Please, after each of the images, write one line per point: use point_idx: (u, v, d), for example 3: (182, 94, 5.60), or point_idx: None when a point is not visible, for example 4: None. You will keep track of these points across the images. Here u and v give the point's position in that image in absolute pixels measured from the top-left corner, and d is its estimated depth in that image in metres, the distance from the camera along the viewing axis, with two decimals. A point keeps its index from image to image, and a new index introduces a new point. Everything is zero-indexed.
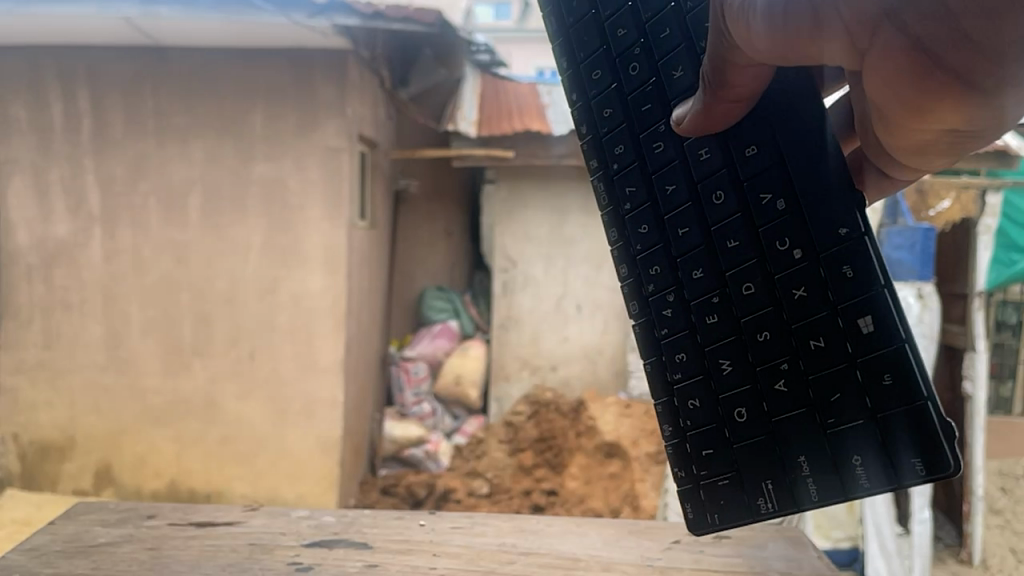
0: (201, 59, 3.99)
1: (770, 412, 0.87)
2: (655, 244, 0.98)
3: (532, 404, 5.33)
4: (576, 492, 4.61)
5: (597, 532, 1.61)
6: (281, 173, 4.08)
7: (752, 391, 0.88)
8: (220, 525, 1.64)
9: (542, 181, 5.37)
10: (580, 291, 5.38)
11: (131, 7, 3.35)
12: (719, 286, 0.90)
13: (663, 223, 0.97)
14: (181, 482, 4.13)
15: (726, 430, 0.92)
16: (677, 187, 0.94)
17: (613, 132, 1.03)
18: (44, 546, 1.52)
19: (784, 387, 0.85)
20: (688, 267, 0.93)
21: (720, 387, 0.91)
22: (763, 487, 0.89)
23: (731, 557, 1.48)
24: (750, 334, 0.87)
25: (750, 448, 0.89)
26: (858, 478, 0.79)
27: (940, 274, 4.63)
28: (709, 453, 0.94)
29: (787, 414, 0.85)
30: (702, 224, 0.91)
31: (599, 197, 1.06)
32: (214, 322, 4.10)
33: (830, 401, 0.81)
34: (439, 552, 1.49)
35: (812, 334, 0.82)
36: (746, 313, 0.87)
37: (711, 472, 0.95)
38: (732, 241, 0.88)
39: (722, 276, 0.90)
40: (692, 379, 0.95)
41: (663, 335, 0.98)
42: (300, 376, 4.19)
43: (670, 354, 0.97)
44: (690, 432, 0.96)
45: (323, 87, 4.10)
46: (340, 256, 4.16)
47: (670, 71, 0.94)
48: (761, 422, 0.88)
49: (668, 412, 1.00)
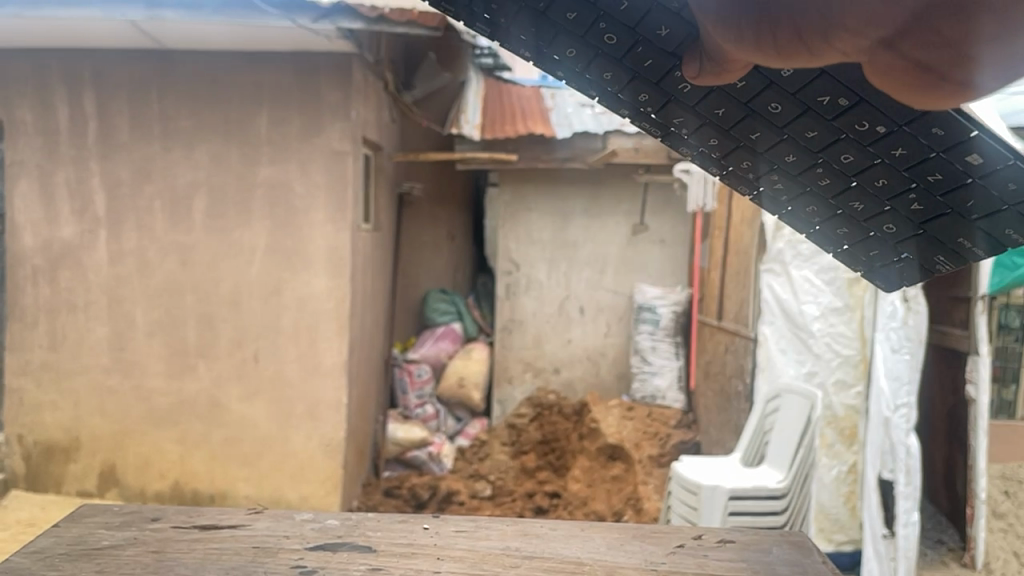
0: (207, 62, 4.00)
1: (916, 218, 1.00)
2: (738, 145, 1.06)
3: (535, 407, 5.41)
4: (580, 494, 4.54)
5: (601, 536, 1.62)
6: (287, 178, 4.00)
7: (893, 210, 1.01)
8: (224, 528, 1.66)
9: (548, 184, 5.37)
10: (583, 294, 5.43)
11: (136, 11, 3.36)
12: (820, 158, 1.00)
13: (733, 134, 1.04)
14: (185, 483, 4.20)
15: (885, 237, 1.07)
16: (727, 110, 1.00)
17: (626, 85, 1.06)
18: (48, 549, 1.53)
19: (919, 204, 0.97)
20: (783, 153, 1.03)
21: (863, 214, 1.05)
22: (937, 259, 1.04)
23: (736, 561, 1.49)
24: (869, 180, 0.99)
25: (910, 241, 1.04)
26: (1017, 243, 0.93)
27: (945, 278, 4.63)
28: (877, 253, 1.10)
29: (933, 218, 0.98)
30: (776, 126, 0.99)
31: (654, 129, 1.12)
32: (219, 324, 4.12)
33: (965, 204, 0.93)
34: (444, 555, 1.50)
35: (926, 173, 0.92)
36: (860, 169, 0.98)
37: (884, 261, 1.11)
38: (811, 132, 0.96)
39: (819, 152, 0.99)
40: (836, 215, 1.08)
41: (788, 197, 1.10)
42: (304, 379, 4.10)
43: (799, 205, 1.11)
44: (851, 246, 1.12)
45: (329, 90, 3.95)
46: (344, 261, 4.03)
47: (655, 29, 0.93)
48: (911, 226, 1.02)
49: (826, 242, 1.14)
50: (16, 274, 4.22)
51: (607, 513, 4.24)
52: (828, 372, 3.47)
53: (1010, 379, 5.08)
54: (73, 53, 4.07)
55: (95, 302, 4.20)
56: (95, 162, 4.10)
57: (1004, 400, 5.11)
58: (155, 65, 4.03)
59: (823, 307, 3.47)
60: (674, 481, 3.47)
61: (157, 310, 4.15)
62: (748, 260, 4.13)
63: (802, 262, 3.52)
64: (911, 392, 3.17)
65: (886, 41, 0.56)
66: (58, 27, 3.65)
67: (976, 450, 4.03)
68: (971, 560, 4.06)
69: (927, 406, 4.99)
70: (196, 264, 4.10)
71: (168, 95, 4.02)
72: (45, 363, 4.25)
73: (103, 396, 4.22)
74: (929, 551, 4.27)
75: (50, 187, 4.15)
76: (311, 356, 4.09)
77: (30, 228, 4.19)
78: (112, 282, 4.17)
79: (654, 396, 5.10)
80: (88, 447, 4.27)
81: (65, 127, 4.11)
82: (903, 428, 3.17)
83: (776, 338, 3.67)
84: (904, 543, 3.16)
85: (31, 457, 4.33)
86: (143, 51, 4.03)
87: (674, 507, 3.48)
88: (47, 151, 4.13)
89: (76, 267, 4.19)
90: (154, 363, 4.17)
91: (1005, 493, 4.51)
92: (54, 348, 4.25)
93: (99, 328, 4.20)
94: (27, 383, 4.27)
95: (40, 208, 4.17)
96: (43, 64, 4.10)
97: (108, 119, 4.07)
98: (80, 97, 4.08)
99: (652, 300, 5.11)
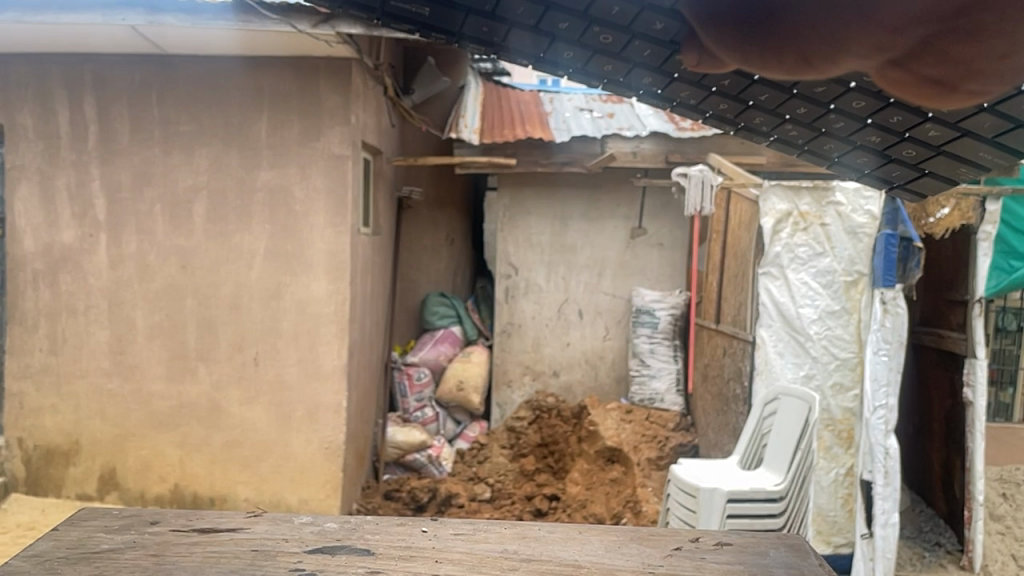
0: (207, 67, 4.02)
1: (927, 140, 1.17)
2: (753, 105, 1.22)
3: (534, 409, 5.40)
4: (579, 497, 4.55)
5: (598, 539, 1.64)
6: (288, 182, 4.02)
7: (904, 137, 1.18)
8: (223, 531, 1.67)
9: (547, 189, 5.39)
10: (582, 297, 5.46)
11: (137, 16, 3.39)
12: (830, 109, 1.16)
13: (746, 98, 1.20)
14: (185, 486, 4.22)
15: (903, 156, 1.24)
16: (734, 81, 1.16)
17: (632, 74, 1.19)
18: (47, 553, 1.54)
19: (929, 130, 1.13)
20: (795, 108, 1.19)
21: (878, 142, 1.22)
22: (954, 165, 1.22)
23: (732, 564, 1.51)
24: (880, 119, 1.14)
25: (929, 156, 1.21)
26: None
27: (942, 281, 4.66)
28: (898, 169, 1.28)
29: (944, 138, 1.15)
30: (784, 89, 1.15)
31: (669, 102, 1.28)
32: (219, 328, 4.14)
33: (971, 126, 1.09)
34: (441, 558, 1.52)
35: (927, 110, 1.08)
36: (868, 113, 1.14)
37: (908, 173, 1.29)
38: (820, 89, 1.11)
39: (828, 104, 1.15)
40: (855, 146, 1.25)
41: (808, 139, 1.27)
42: (304, 382, 4.11)
43: (815, 143, 1.28)
44: (875, 166, 1.30)
45: (329, 95, 3.96)
46: (344, 265, 4.05)
47: (650, 25, 1.02)
48: (924, 146, 1.19)
49: (849, 166, 1.32)
50: (17, 278, 4.25)
51: (606, 516, 4.26)
52: (825, 377, 3.55)
53: (1007, 381, 5.12)
54: (74, 57, 4.10)
55: (96, 306, 4.22)
56: (95, 166, 4.12)
57: (1001, 403, 5.15)
58: (155, 70, 4.05)
59: (820, 311, 3.53)
60: (672, 483, 3.50)
61: (157, 314, 4.17)
62: (745, 263, 4.15)
63: (800, 265, 3.57)
64: (890, 394, 3.25)
65: (897, 62, 0.55)
66: (59, 32, 3.67)
67: (972, 453, 4.05)
68: (968, 563, 4.06)
69: (926, 409, 4.99)
70: (196, 268, 4.12)
71: (168, 99, 4.04)
72: (46, 367, 4.27)
73: (103, 399, 4.24)
74: (927, 554, 4.28)
75: (51, 192, 4.18)
76: (311, 360, 4.10)
77: (31, 231, 4.22)
78: (112, 285, 4.19)
79: (652, 398, 5.11)
80: (88, 450, 4.28)
81: (66, 131, 4.13)
82: (882, 430, 3.26)
83: (773, 341, 3.65)
84: (882, 545, 3.23)
85: (31, 461, 4.35)
86: (143, 56, 4.05)
87: (672, 510, 3.50)
88: (48, 156, 4.16)
89: (76, 271, 4.21)
90: (154, 366, 4.19)
91: (1003, 495, 4.59)
92: (54, 352, 4.26)
93: (100, 332, 4.22)
94: (28, 386, 4.29)
95: (41, 213, 4.20)
96: (45, 69, 4.13)
97: (109, 124, 4.09)
98: (81, 102, 4.10)
99: (650, 303, 5.13)
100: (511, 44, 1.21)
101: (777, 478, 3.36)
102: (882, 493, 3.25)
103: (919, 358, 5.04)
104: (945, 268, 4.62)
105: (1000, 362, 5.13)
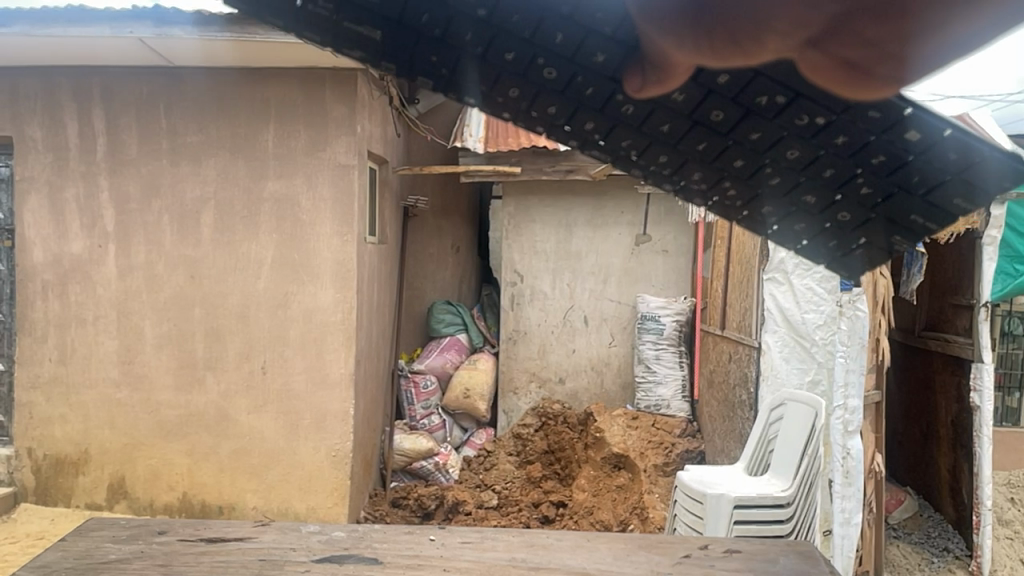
0: (215, 78, 4.05)
1: (842, 189, 0.87)
2: (709, 148, 0.89)
3: (539, 416, 5.36)
4: (585, 504, 4.56)
5: (607, 546, 1.65)
6: (294, 191, 4.05)
7: (816, 182, 0.87)
8: (230, 541, 1.69)
9: (548, 197, 5.41)
10: (586, 302, 5.45)
11: (146, 29, 3.44)
12: (695, 120, 0.85)
13: (722, 148, 0.88)
14: (193, 495, 4.24)
15: (826, 210, 0.90)
16: (708, 143, 0.88)
17: (688, 164, 0.92)
18: (55, 563, 1.56)
19: (830, 172, 0.85)
20: (707, 117, 0.85)
21: (816, 205, 0.90)
22: (804, 189, 0.89)
23: (744, 571, 1.52)
24: (706, 119, 0.85)
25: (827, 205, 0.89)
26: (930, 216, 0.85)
27: (945, 285, 4.65)
28: (777, 210, 0.93)
29: (861, 185, 0.85)
30: (735, 127, 0.85)
31: (669, 181, 0.96)
32: (227, 338, 4.17)
33: (748, 135, 0.85)
34: (449, 566, 1.54)
35: (708, 112, 0.84)
36: (689, 111, 0.84)
37: (749, 181, 0.91)
38: (665, 124, 0.87)
39: (728, 131, 0.86)
40: (722, 148, 0.88)
41: (694, 145, 0.89)
42: (312, 391, 4.13)
43: (652, 123, 0.88)
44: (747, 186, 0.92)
45: (334, 106, 3.99)
46: (350, 273, 4.07)
47: (591, 56, 0.79)
48: (809, 150, 0.84)
49: (719, 208, 0.97)
50: (26, 289, 4.29)
51: (613, 522, 4.26)
52: (830, 381, 3.53)
53: (1013, 386, 5.14)
54: (82, 73, 4.13)
55: (105, 316, 4.25)
56: (104, 178, 4.17)
57: (1008, 408, 5.19)
58: (164, 83, 4.09)
59: (824, 316, 3.51)
60: (678, 489, 3.53)
61: (166, 324, 4.21)
62: (750, 269, 4.15)
63: (804, 271, 3.54)
64: (848, 394, 3.46)
65: (815, 41, 0.56)
66: (71, 45, 3.73)
67: (979, 458, 4.05)
68: (977, 567, 4.05)
69: (932, 414, 4.99)
70: (203, 277, 4.15)
71: (176, 111, 4.08)
72: (55, 377, 4.31)
73: (112, 409, 4.28)
74: (935, 559, 4.27)
75: (59, 203, 4.22)
76: (318, 368, 4.12)
77: (39, 242, 4.25)
78: (121, 296, 4.22)
79: (658, 405, 5.10)
80: (97, 460, 4.31)
81: (75, 143, 4.17)
82: (840, 430, 3.50)
83: (778, 346, 3.67)
84: (842, 543, 3.52)
85: (41, 470, 4.38)
86: (153, 69, 4.09)
87: (679, 516, 3.52)
88: (57, 167, 4.20)
89: (85, 281, 4.25)
90: (163, 375, 4.22)
91: (1010, 501, 4.64)
92: (62, 363, 4.30)
93: (109, 342, 4.26)
94: (37, 397, 4.33)
95: (50, 223, 4.24)
96: (53, 83, 4.17)
97: (117, 136, 4.13)
98: (89, 114, 4.14)
99: (654, 310, 5.14)
100: (693, 191, 0.96)
101: (783, 484, 3.36)
102: (842, 492, 3.53)
103: (925, 363, 5.04)
104: (948, 271, 4.63)
105: (1007, 366, 5.14)
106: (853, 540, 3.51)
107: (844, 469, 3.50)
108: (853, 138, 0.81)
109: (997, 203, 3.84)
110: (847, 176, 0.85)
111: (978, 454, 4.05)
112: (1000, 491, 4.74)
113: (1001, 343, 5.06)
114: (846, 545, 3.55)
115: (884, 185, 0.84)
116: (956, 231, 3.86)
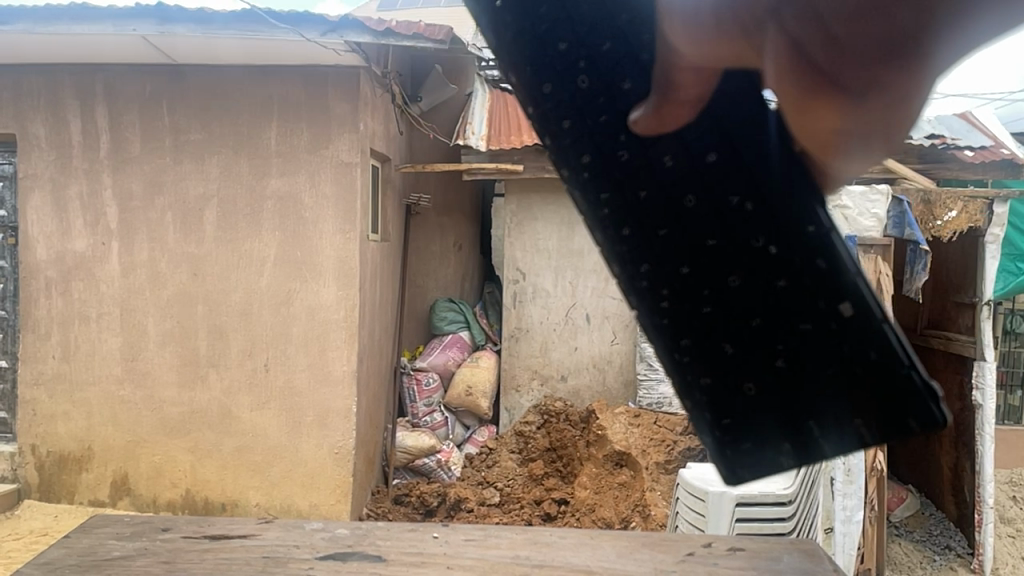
0: (217, 76, 4.06)
1: (734, 352, 0.57)
2: (605, 210, 0.59)
3: (542, 414, 5.34)
4: (587, 501, 4.56)
5: (610, 544, 1.65)
6: (296, 189, 4.05)
7: (705, 329, 0.58)
8: (234, 538, 1.70)
9: (551, 195, 5.40)
10: (589, 300, 5.44)
11: (148, 27, 3.44)
12: (592, 164, 0.57)
13: (620, 218, 0.58)
14: (196, 492, 4.26)
15: (716, 384, 0.59)
16: (609, 200, 0.58)
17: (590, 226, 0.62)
18: (60, 560, 1.57)
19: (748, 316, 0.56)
20: (611, 161, 0.56)
21: (698, 369, 0.59)
22: (698, 338, 0.58)
23: (746, 569, 1.53)
24: (612, 155, 0.56)
25: (712, 382, 0.59)
26: (825, 448, 0.56)
27: (948, 284, 4.66)
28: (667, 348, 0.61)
29: (782, 358, 0.56)
30: (640, 198, 0.56)
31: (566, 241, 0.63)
32: (229, 336, 4.18)
33: (653, 220, 0.56)
34: (452, 564, 1.54)
35: (615, 145, 0.55)
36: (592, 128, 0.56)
37: (640, 288, 0.60)
38: (577, 152, 0.58)
39: (630, 197, 0.57)
40: (619, 223, 0.58)
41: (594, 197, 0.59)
42: (315, 388, 4.14)
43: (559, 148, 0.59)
44: (634, 297, 0.61)
45: (337, 104, 3.99)
46: (353, 271, 4.07)
47: None
48: (725, 263, 0.55)
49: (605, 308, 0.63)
50: (30, 287, 4.31)
51: (615, 520, 4.26)
52: None
53: (1016, 384, 5.14)
54: (85, 70, 4.14)
55: (109, 313, 4.26)
56: (106, 175, 4.17)
57: (1010, 405, 5.20)
58: (167, 80, 4.09)
59: None
60: (680, 486, 3.53)
61: (169, 321, 4.21)
62: None
63: None
64: None
65: None
66: (73, 43, 3.73)
67: (981, 456, 4.06)
68: (978, 566, 4.05)
69: None
70: (206, 275, 4.16)
71: (178, 109, 4.08)
72: (59, 374, 4.32)
73: (115, 407, 4.29)
74: (937, 557, 4.27)
75: (62, 201, 4.23)
76: (321, 366, 4.12)
77: (43, 240, 4.27)
78: (124, 293, 4.23)
79: (660, 403, 5.11)
80: (101, 456, 4.32)
81: (78, 141, 4.18)
82: None
83: None
84: (843, 541, 3.54)
85: (45, 467, 4.39)
86: (155, 67, 4.09)
87: (681, 514, 3.51)
88: (60, 165, 4.21)
89: (88, 278, 4.26)
90: (166, 373, 4.23)
91: (1012, 499, 4.65)
92: (66, 360, 4.31)
93: (112, 339, 4.27)
94: (41, 393, 4.34)
95: (53, 221, 4.25)
96: (56, 80, 4.18)
97: (119, 133, 4.13)
98: (92, 112, 4.15)
99: None
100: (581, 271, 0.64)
101: (785, 482, 3.34)
102: (844, 490, 3.56)
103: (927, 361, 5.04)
104: (950, 270, 4.63)
105: (1009, 364, 5.15)
106: (854, 539, 3.54)
107: (846, 467, 3.54)
108: (791, 270, 0.53)
109: (1000, 202, 3.84)
110: (765, 324, 0.55)
111: (980, 452, 4.06)
112: (1001, 489, 4.76)
113: (1004, 341, 5.06)
114: (847, 543, 3.57)
115: (805, 362, 0.55)
116: (958, 229, 3.87)
